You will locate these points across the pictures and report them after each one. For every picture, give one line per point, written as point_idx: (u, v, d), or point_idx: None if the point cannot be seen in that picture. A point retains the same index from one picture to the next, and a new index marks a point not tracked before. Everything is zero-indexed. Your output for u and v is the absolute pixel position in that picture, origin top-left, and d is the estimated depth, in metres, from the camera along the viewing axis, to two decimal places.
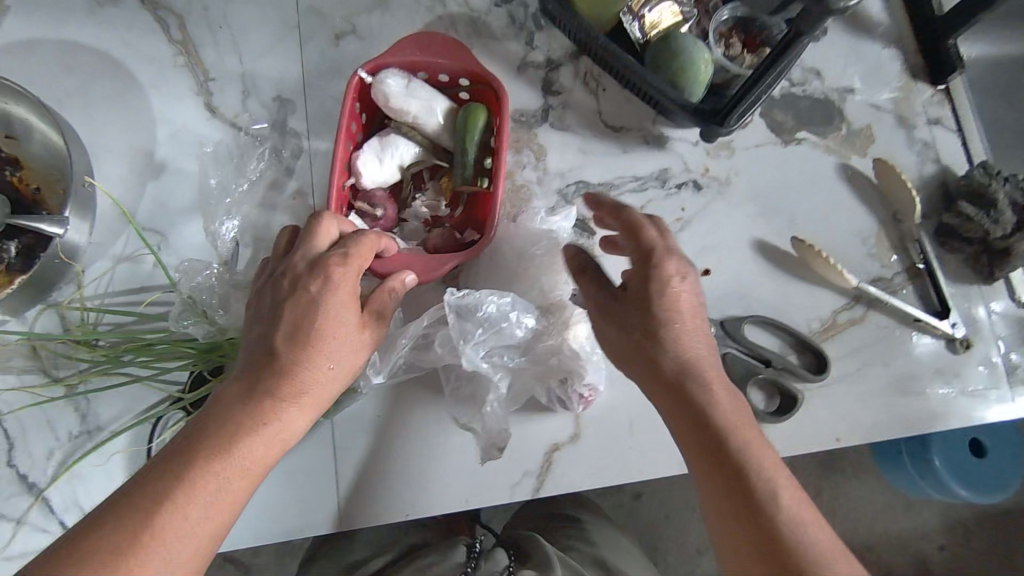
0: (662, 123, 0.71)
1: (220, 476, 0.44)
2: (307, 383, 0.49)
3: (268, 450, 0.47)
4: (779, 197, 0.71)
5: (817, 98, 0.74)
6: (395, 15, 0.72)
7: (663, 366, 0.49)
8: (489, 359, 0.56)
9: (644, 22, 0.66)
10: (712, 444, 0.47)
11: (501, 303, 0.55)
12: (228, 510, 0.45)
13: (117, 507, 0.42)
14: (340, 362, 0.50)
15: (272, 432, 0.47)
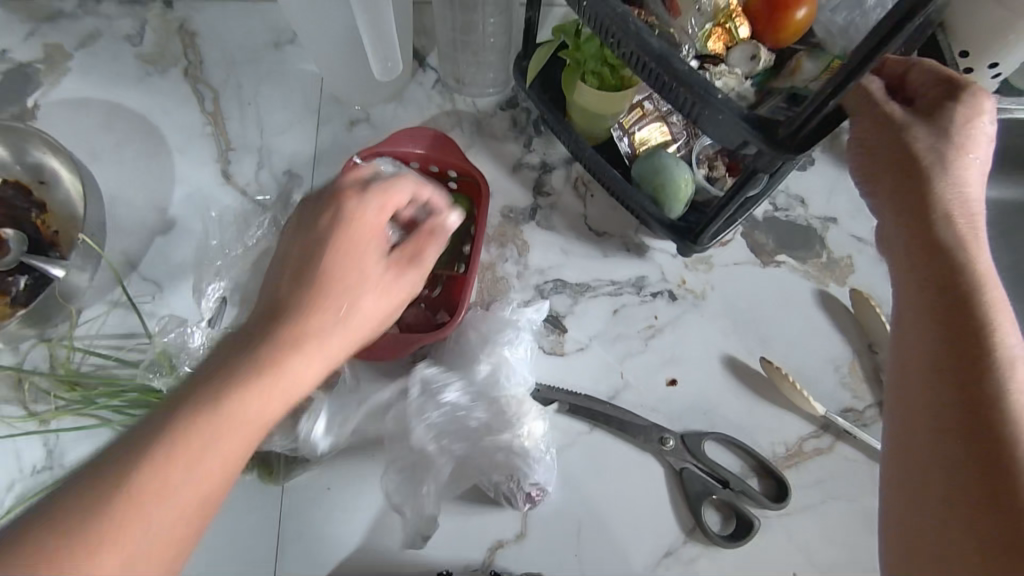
0: (644, 233, 0.74)
1: (210, 430, 0.41)
2: (326, 323, 0.47)
3: (278, 395, 0.44)
4: (752, 317, 0.72)
5: (800, 224, 0.77)
6: (407, 110, 0.78)
7: (940, 300, 0.44)
8: (436, 443, 0.58)
9: (632, 138, 0.70)
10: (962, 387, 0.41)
11: (466, 390, 0.59)
12: (222, 466, 0.41)
13: (119, 456, 0.39)
14: (357, 313, 0.48)
15: (288, 375, 0.44)
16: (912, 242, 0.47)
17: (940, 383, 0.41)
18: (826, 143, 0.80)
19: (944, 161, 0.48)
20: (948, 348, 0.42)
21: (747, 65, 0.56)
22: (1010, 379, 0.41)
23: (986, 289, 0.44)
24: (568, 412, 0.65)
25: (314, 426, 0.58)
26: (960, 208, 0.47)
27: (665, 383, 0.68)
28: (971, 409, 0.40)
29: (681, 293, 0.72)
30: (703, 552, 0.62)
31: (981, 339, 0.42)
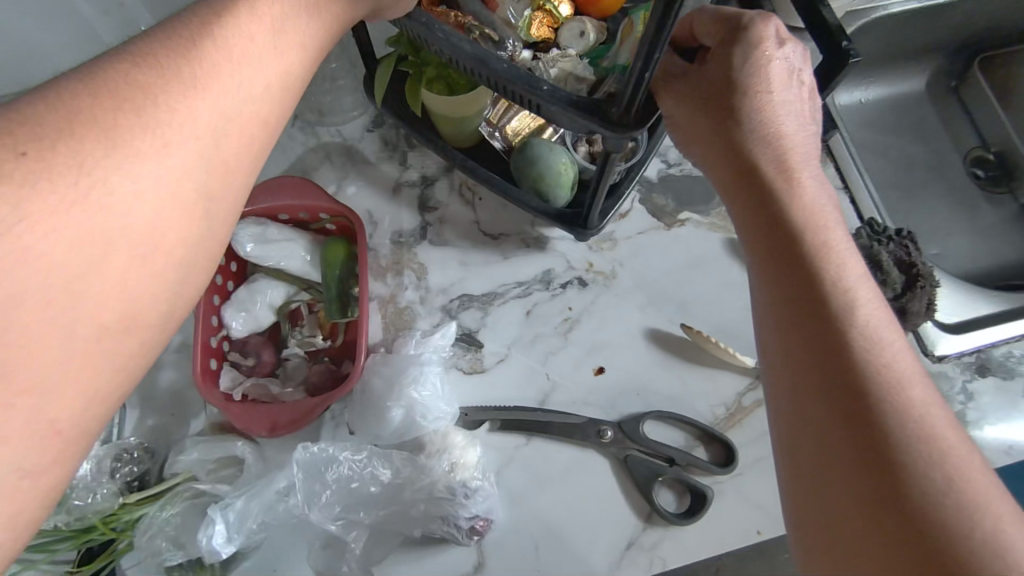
0: (541, 225, 0.72)
1: (193, 131, 0.34)
2: (268, 47, 0.38)
3: (238, 152, 0.37)
4: (667, 283, 0.70)
5: (696, 175, 0.75)
6: (270, 155, 0.74)
7: (782, 258, 0.41)
8: (340, 518, 0.56)
9: (504, 132, 0.68)
10: (818, 350, 0.38)
11: (353, 461, 0.57)
12: (195, 188, 0.34)
13: (89, 125, 0.32)
14: (274, 59, 0.39)
15: (236, 118, 0.36)
16: (744, 201, 0.45)
17: (794, 337, 0.39)
18: None
19: (756, 109, 0.46)
20: (795, 299, 0.40)
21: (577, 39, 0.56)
22: (855, 318, 0.38)
23: (816, 229, 0.42)
24: (500, 429, 0.63)
25: (213, 534, 0.53)
26: (778, 155, 0.45)
27: (593, 374, 0.66)
28: (822, 359, 0.38)
29: (591, 277, 0.70)
30: (664, 534, 0.61)
31: (826, 296, 0.39)
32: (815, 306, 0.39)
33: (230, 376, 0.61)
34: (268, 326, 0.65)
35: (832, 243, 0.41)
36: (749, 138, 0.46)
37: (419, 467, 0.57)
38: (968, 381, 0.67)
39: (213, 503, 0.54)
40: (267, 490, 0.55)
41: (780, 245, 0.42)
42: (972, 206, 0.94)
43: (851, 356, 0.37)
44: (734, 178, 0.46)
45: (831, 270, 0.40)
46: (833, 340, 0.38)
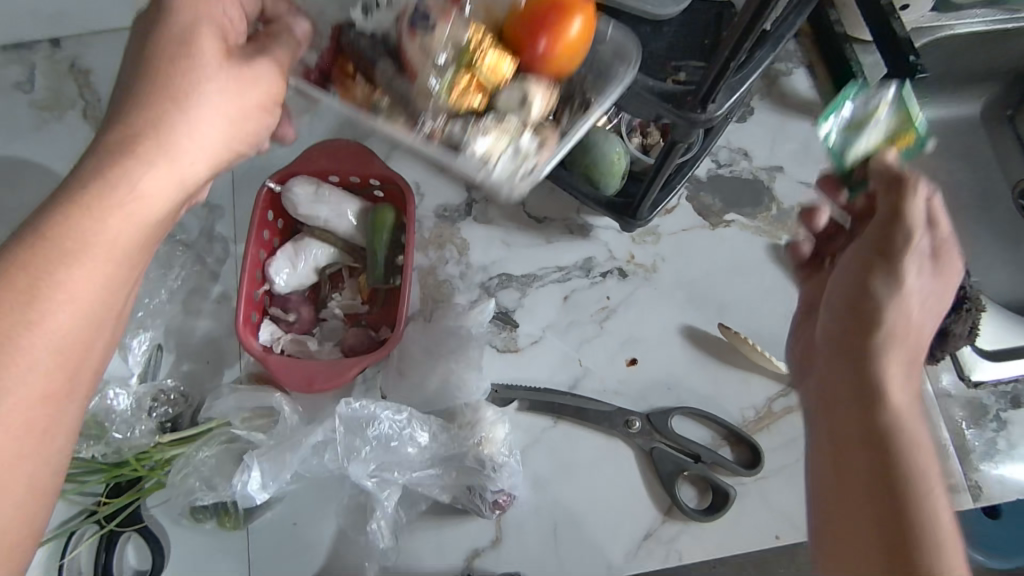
0: (586, 212, 0.71)
1: None
2: (58, 286, 0.37)
3: (13, 439, 0.36)
4: (707, 283, 0.70)
5: (745, 178, 0.74)
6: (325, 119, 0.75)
7: (868, 376, 0.42)
8: (375, 475, 0.56)
9: None
10: (879, 458, 0.40)
11: (393, 420, 0.56)
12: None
13: None
14: (76, 287, 0.38)
15: (28, 390, 0.36)
16: (845, 334, 0.45)
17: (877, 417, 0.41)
18: (763, 90, 0.78)
19: (914, 285, 0.44)
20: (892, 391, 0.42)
21: (519, 108, 0.47)
22: (920, 451, 0.40)
23: (900, 374, 0.43)
24: (528, 409, 0.63)
25: (248, 480, 0.54)
26: (914, 321, 0.44)
27: (625, 365, 0.66)
28: (882, 450, 0.40)
29: (631, 269, 0.70)
30: (682, 529, 0.61)
31: (895, 419, 0.41)
32: (872, 409, 0.41)
33: (270, 330, 0.62)
34: (309, 285, 0.66)
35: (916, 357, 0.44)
36: (876, 294, 0.44)
37: (455, 438, 0.57)
38: (1001, 410, 0.67)
39: (249, 451, 0.55)
40: (307, 444, 0.56)
41: (865, 366, 0.43)
42: (1016, 238, 0.93)
43: (912, 472, 0.39)
44: (840, 314, 0.45)
45: (904, 408, 0.41)
46: (896, 452, 0.40)
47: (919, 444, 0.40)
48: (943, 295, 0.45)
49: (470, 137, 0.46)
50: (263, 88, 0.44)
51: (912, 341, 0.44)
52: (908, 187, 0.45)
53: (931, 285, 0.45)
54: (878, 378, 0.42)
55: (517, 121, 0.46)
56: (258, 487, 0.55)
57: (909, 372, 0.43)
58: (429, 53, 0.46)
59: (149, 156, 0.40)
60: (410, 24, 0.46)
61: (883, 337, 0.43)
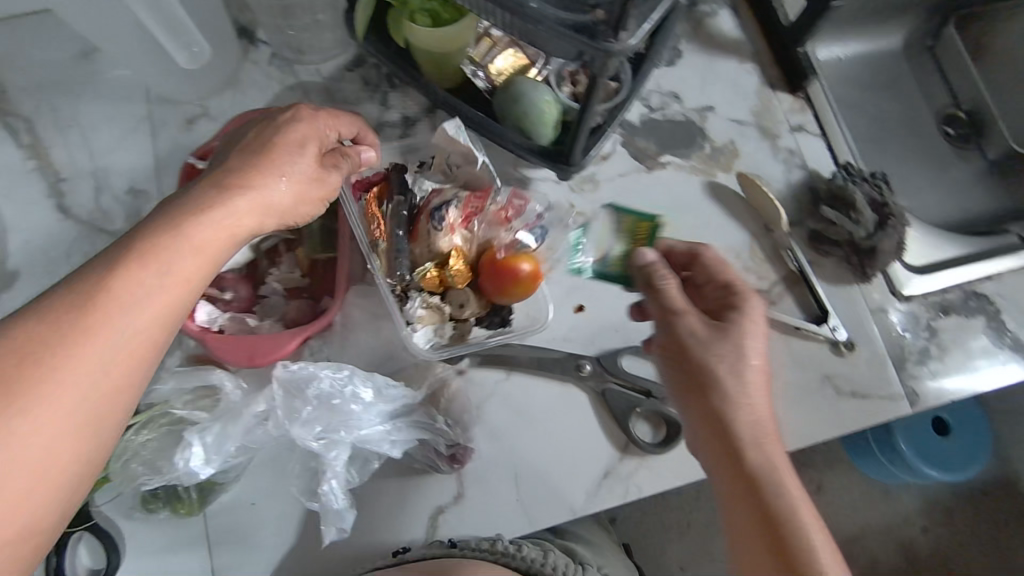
0: (523, 165, 0.71)
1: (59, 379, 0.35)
2: (136, 286, 0.39)
3: (60, 434, 0.35)
4: (647, 225, 0.71)
5: (678, 120, 0.75)
6: (248, 94, 0.72)
7: (728, 428, 0.50)
8: (321, 437, 0.54)
9: (488, 72, 0.68)
10: (752, 493, 0.49)
11: (334, 378, 0.55)
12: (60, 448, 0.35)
13: None
14: (153, 299, 0.39)
15: (120, 354, 0.38)
16: (688, 400, 0.52)
17: (752, 483, 0.49)
18: (689, 31, 0.78)
19: (721, 338, 0.51)
20: (750, 456, 0.49)
21: (456, 309, 0.61)
22: (777, 474, 0.49)
23: (742, 418, 0.50)
24: (481, 364, 0.63)
25: (190, 457, 0.52)
26: (732, 364, 0.51)
27: (573, 313, 0.67)
28: (749, 484, 0.49)
29: (572, 219, 0.70)
30: (641, 464, 0.62)
31: (752, 456, 0.49)
32: (738, 458, 0.49)
33: (205, 310, 0.60)
34: (245, 262, 0.64)
35: (765, 411, 0.51)
36: (696, 358, 0.51)
37: (407, 395, 0.58)
38: (932, 319, 0.70)
39: (187, 426, 0.53)
40: (245, 417, 0.54)
41: (722, 423, 0.50)
42: (943, 162, 0.96)
43: (778, 495, 0.48)
44: (678, 386, 0.52)
45: (756, 441, 0.50)
46: (759, 484, 0.48)
47: (776, 468, 0.49)
48: (754, 329, 0.52)
49: (414, 303, 0.60)
50: (325, 188, 0.52)
51: (745, 380, 0.51)
52: (647, 266, 0.55)
53: (734, 332, 0.52)
54: (732, 428, 0.50)
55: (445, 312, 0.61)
56: (201, 462, 0.53)
57: (751, 406, 0.51)
58: (427, 240, 0.60)
59: (248, 204, 0.45)
60: (432, 211, 0.60)
61: (718, 394, 0.50)
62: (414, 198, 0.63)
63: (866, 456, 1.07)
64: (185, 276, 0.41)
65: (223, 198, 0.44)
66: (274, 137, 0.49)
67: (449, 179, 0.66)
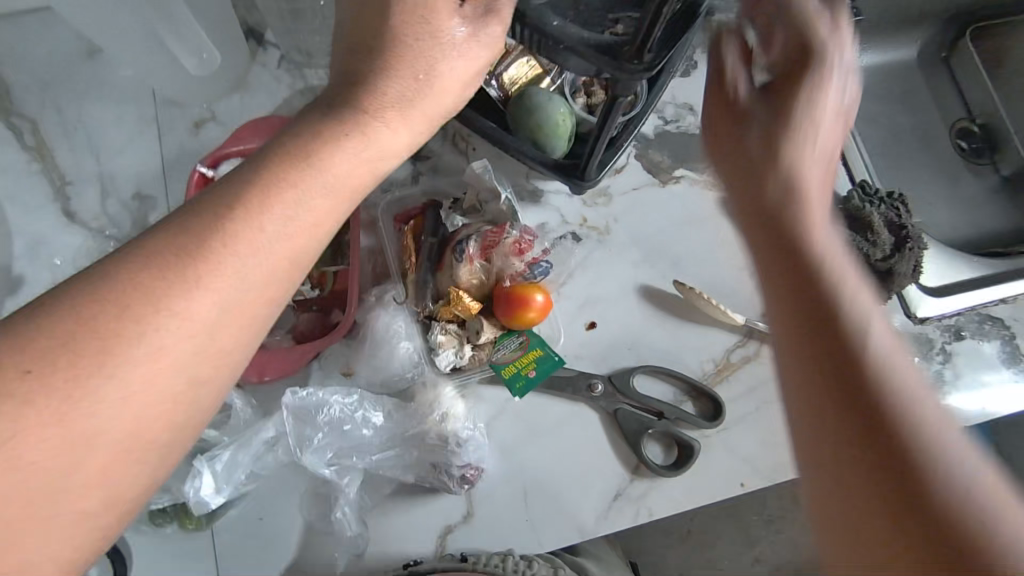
0: (536, 177, 0.70)
1: (178, 315, 0.34)
2: (243, 241, 0.36)
3: (182, 370, 0.35)
4: (662, 241, 0.70)
5: (692, 133, 0.74)
6: (255, 98, 0.70)
7: (785, 238, 0.41)
8: (333, 463, 0.56)
9: (501, 81, 0.66)
10: (824, 336, 0.36)
11: (344, 404, 0.56)
12: (175, 383, 0.35)
13: (104, 288, 0.34)
14: (276, 239, 0.37)
15: (246, 293, 0.37)
16: (753, 236, 0.43)
17: (808, 357, 0.36)
18: (707, 42, 0.77)
19: (773, 159, 0.44)
20: (805, 301, 0.38)
21: (472, 335, 0.60)
22: (851, 315, 0.37)
23: (821, 254, 0.40)
24: (488, 382, 0.62)
25: (200, 485, 0.53)
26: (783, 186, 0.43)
27: (585, 328, 0.66)
28: (830, 332, 0.36)
29: (585, 233, 0.69)
30: (651, 486, 0.62)
31: (817, 282, 0.38)
32: (800, 279, 0.39)
33: None
34: None
35: (821, 241, 0.41)
36: (768, 205, 0.43)
37: (415, 416, 0.58)
38: (946, 343, 0.69)
39: (198, 455, 0.54)
40: (256, 443, 0.56)
41: (785, 256, 0.40)
42: (956, 177, 0.95)
43: (872, 352, 0.35)
44: (747, 219, 0.44)
45: (826, 270, 0.39)
46: (838, 324, 0.36)
47: (860, 309, 0.37)
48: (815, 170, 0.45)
49: (433, 329, 0.60)
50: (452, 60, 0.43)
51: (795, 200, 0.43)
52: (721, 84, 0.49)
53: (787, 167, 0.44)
54: (790, 247, 0.40)
55: (464, 332, 0.60)
56: (211, 491, 0.54)
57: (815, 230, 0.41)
58: (451, 269, 0.60)
59: (384, 132, 0.42)
60: (455, 244, 0.61)
61: (773, 229, 0.42)
62: (444, 234, 0.63)
63: None
64: (304, 230, 0.39)
65: (343, 136, 0.41)
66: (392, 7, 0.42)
67: (478, 215, 0.64)
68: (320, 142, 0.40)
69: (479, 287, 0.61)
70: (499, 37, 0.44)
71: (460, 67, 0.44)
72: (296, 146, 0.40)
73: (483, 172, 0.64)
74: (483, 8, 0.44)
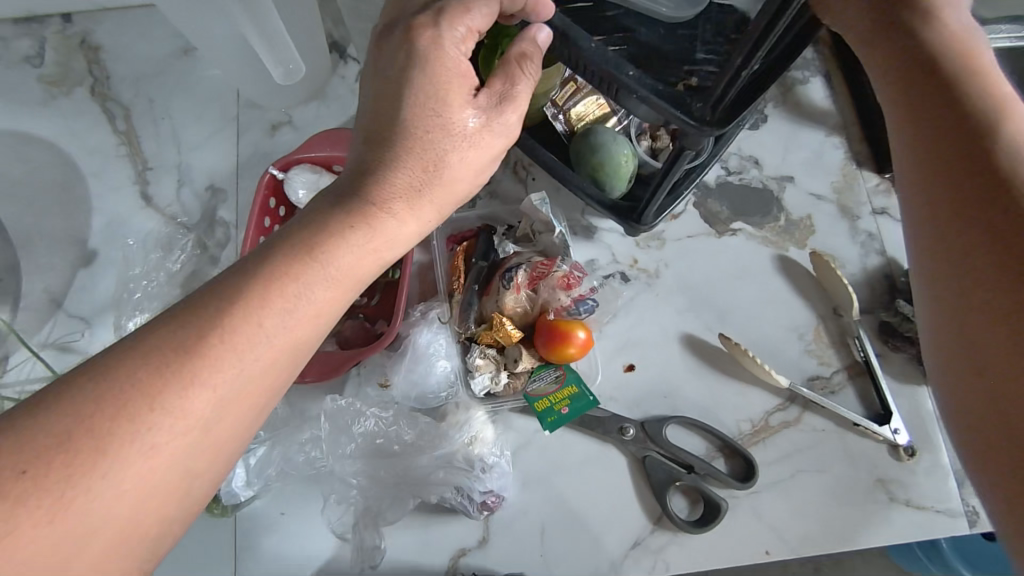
0: (591, 214, 0.71)
1: (170, 418, 0.34)
2: (242, 338, 0.36)
3: (172, 470, 0.35)
4: (711, 292, 0.69)
5: (754, 186, 0.73)
6: (330, 107, 0.73)
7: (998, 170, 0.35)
8: (360, 475, 0.58)
9: (568, 116, 0.66)
10: None
11: (378, 417, 0.58)
12: (166, 486, 0.35)
13: (98, 388, 0.34)
14: (277, 335, 0.38)
15: (241, 390, 0.37)
16: (935, 172, 0.37)
17: (978, 275, 0.34)
18: (777, 98, 0.76)
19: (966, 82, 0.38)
20: (985, 218, 0.35)
21: (509, 363, 0.60)
22: None
23: None
24: (519, 412, 0.63)
25: (231, 478, 0.57)
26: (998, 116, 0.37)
27: (622, 370, 0.66)
28: None
29: (633, 274, 0.69)
30: (671, 540, 0.60)
31: None
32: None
33: None
34: None
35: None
36: (963, 120, 0.37)
37: (443, 438, 0.58)
38: None
39: None
40: (287, 446, 0.59)
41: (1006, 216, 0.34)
42: None
43: None
44: (926, 164, 0.38)
45: None
46: None
47: None
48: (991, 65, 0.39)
49: (472, 352, 0.60)
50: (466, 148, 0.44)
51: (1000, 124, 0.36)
52: None
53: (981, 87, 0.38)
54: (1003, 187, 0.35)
55: (501, 360, 0.61)
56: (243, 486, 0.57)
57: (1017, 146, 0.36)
58: (497, 296, 0.61)
59: (393, 219, 0.42)
60: (504, 271, 0.61)
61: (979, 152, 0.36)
62: (496, 260, 0.64)
63: (905, 555, 0.92)
64: (305, 323, 0.39)
65: (351, 229, 0.40)
66: (406, 95, 0.42)
67: (530, 245, 0.65)
68: (328, 236, 0.40)
69: (522, 317, 0.62)
70: (515, 126, 0.45)
71: (474, 154, 0.44)
72: (301, 239, 0.39)
73: (540, 205, 0.64)
74: (499, 98, 0.45)
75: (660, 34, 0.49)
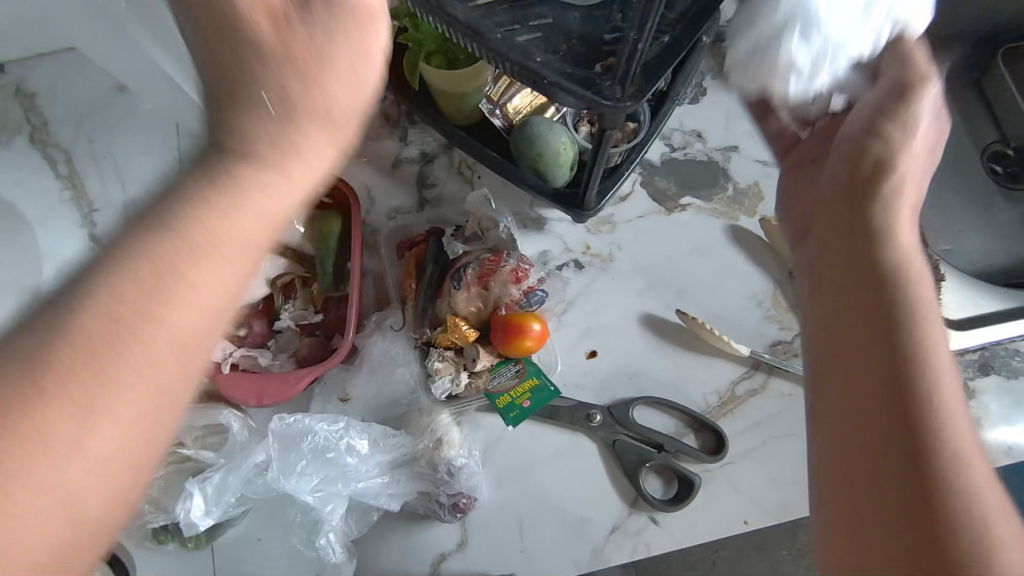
0: (539, 205, 0.71)
1: (21, 454, 0.28)
2: (98, 341, 0.30)
3: (45, 516, 0.28)
4: (666, 270, 0.69)
5: (700, 160, 0.73)
6: None
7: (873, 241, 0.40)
8: (317, 491, 0.56)
9: (504, 111, 0.67)
10: (888, 353, 0.36)
11: (329, 431, 0.57)
12: (39, 535, 0.28)
13: None
14: (146, 325, 0.31)
15: (118, 399, 0.30)
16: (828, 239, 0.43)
17: (840, 325, 0.39)
18: (716, 69, 0.76)
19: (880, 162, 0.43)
20: (851, 279, 0.40)
21: (468, 363, 0.60)
22: (920, 327, 0.37)
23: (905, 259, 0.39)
24: (485, 410, 0.63)
25: (191, 507, 0.54)
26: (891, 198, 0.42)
27: (586, 357, 0.66)
28: (893, 355, 0.36)
29: (587, 260, 0.69)
30: (649, 521, 0.61)
31: (895, 296, 0.38)
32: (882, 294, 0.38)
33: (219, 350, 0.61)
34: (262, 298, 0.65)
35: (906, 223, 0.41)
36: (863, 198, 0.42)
37: (407, 443, 0.58)
38: (968, 379, 0.66)
39: (190, 477, 0.55)
40: (244, 468, 0.56)
41: (870, 276, 0.39)
42: (989, 204, 0.91)
43: (928, 362, 0.36)
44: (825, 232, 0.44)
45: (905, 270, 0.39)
46: (897, 339, 0.37)
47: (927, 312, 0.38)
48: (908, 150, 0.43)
49: (429, 357, 0.61)
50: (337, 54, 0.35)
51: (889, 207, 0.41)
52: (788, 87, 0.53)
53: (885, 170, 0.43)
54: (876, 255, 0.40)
55: (460, 359, 0.61)
56: (203, 511, 0.55)
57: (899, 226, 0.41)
58: (449, 298, 0.62)
59: (272, 169, 0.34)
60: (454, 271, 0.62)
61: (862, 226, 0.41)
62: (446, 261, 0.65)
63: None
64: (185, 304, 0.31)
65: (216, 189, 0.33)
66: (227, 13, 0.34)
67: (480, 242, 0.65)
68: (186, 200, 0.33)
69: (475, 316, 0.62)
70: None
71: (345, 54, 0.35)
72: (158, 211, 0.32)
73: (484, 201, 0.65)
74: None
75: (576, 19, 0.49)
